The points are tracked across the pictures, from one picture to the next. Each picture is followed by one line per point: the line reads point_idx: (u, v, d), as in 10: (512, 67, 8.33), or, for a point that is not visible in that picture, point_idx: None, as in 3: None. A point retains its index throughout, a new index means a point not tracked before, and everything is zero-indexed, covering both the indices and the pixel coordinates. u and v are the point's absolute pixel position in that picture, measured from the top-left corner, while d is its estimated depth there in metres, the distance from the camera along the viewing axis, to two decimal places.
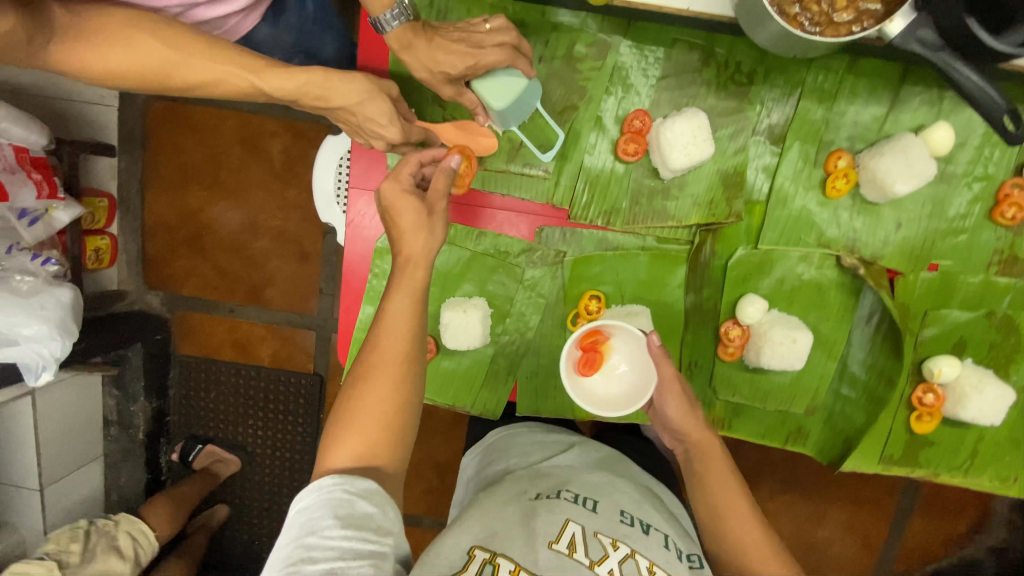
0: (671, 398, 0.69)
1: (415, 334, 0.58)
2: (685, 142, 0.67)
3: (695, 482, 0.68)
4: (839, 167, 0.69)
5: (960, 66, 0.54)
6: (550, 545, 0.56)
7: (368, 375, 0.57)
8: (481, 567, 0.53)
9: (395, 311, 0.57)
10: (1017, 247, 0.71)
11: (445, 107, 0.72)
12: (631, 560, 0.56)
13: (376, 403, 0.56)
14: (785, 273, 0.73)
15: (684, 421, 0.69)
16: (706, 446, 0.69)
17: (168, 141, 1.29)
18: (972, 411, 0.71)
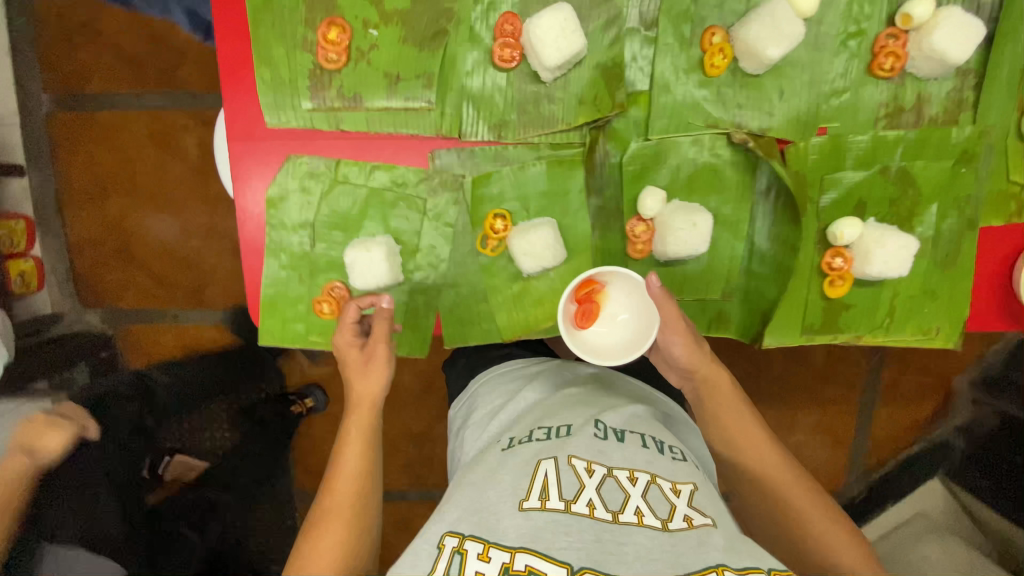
0: (677, 339, 0.74)
1: (361, 478, 0.69)
2: (555, 36, 0.66)
3: (708, 415, 0.77)
4: (714, 44, 0.69)
5: None
6: (521, 505, 0.55)
7: (330, 509, 0.67)
8: (450, 559, 0.51)
9: (344, 470, 0.69)
10: (901, 98, 0.72)
11: (313, 47, 0.70)
12: (609, 478, 0.56)
13: (327, 552, 0.64)
14: (680, 161, 0.73)
15: (692, 356, 0.75)
16: (712, 376, 0.77)
17: (81, 157, 1.25)
18: (878, 265, 0.73)
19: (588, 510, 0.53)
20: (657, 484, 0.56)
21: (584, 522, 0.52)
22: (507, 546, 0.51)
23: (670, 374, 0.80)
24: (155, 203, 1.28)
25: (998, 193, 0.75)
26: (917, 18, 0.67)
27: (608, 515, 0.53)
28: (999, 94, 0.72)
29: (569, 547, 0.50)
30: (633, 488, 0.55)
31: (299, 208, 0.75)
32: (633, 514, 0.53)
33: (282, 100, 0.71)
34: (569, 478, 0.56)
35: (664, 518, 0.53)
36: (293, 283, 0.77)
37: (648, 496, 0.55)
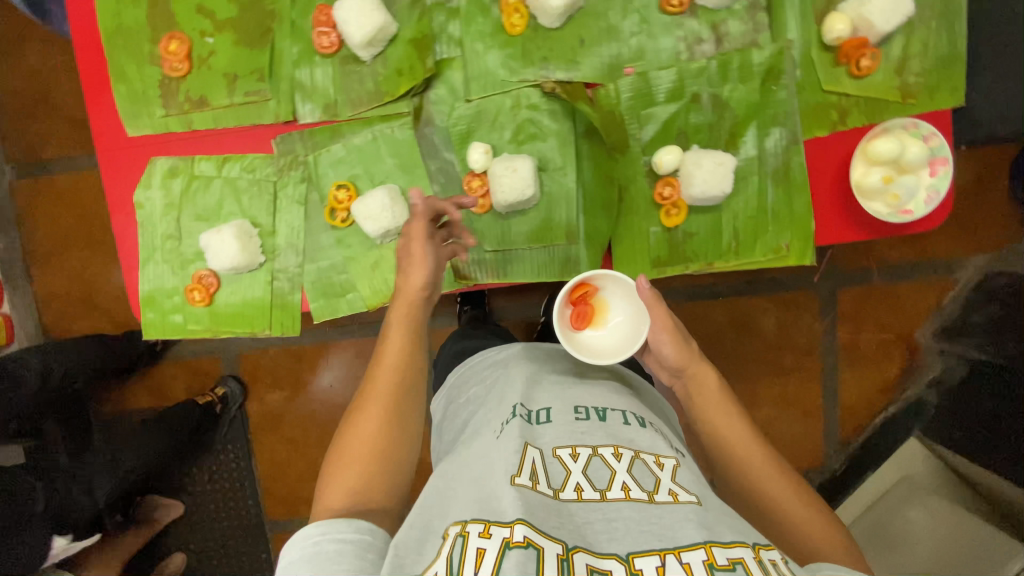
0: (664, 337, 0.74)
1: (404, 370, 0.69)
2: (355, 15, 0.74)
3: (697, 413, 0.72)
4: (511, 5, 0.76)
5: None
6: (513, 480, 0.58)
7: (367, 403, 0.67)
8: (453, 542, 0.53)
9: (392, 346, 0.70)
10: (696, 31, 0.77)
11: (162, 62, 0.80)
12: (595, 458, 0.63)
13: (364, 434, 0.65)
14: (503, 117, 0.79)
15: (679, 356, 0.73)
16: (703, 374, 0.73)
17: (47, 221, 1.48)
18: (698, 185, 0.75)
19: (576, 495, 0.59)
20: (641, 458, 0.63)
21: (574, 506, 0.58)
22: (507, 521, 0.53)
23: (660, 374, 0.78)
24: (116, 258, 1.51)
25: (817, 104, 0.77)
26: None
27: (597, 495, 0.59)
28: (791, 13, 0.76)
29: (560, 526, 0.54)
30: (619, 465, 0.62)
31: (164, 205, 0.82)
32: (619, 489, 0.59)
33: (140, 111, 0.81)
34: (556, 468, 0.62)
35: (650, 490, 0.59)
36: (168, 276, 0.83)
37: (633, 472, 0.61)
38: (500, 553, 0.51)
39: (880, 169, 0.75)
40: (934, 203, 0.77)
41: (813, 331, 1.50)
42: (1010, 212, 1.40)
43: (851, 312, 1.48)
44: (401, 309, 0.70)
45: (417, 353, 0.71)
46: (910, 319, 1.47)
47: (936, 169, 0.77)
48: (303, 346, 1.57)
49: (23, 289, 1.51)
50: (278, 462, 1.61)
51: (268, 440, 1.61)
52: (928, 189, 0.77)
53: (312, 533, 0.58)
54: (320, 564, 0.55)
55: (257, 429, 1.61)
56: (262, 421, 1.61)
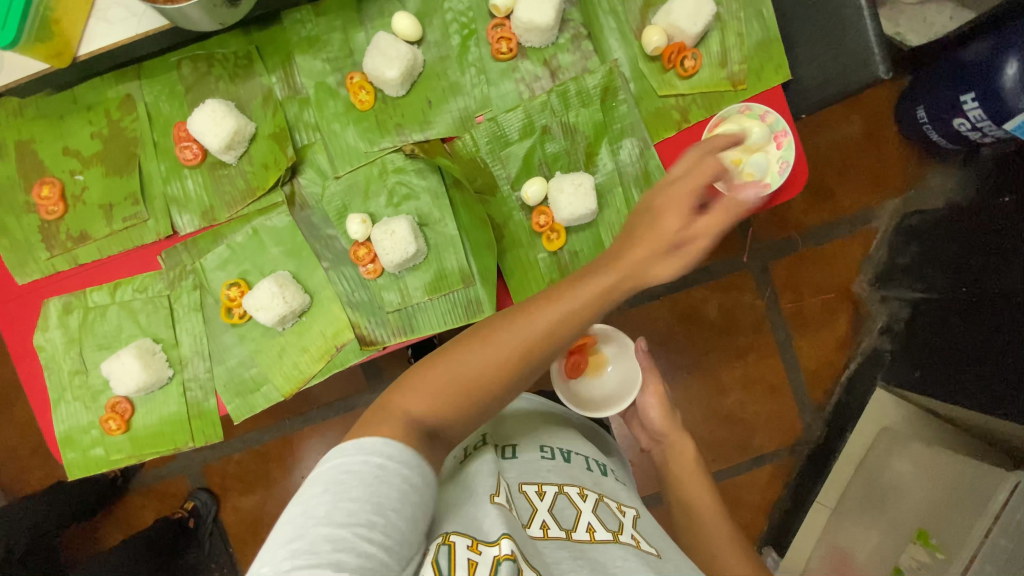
0: (652, 398, 0.90)
1: (559, 330, 0.60)
2: (209, 127, 0.77)
3: (672, 473, 0.86)
4: (355, 83, 0.81)
5: None
6: (491, 499, 0.58)
7: (503, 330, 0.60)
8: (438, 550, 0.51)
9: (574, 295, 0.60)
10: (531, 69, 0.82)
11: (37, 209, 0.82)
12: (561, 498, 0.64)
13: (478, 361, 0.59)
14: (372, 187, 0.83)
15: (664, 421, 0.89)
16: (681, 444, 0.88)
17: None
18: (566, 207, 0.79)
19: (543, 531, 0.58)
20: (604, 502, 0.66)
21: (544, 540, 0.57)
22: (494, 539, 0.51)
23: (645, 437, 0.93)
24: None
25: (657, 111, 0.83)
26: (503, 4, 0.80)
27: (563, 532, 0.59)
28: (611, 36, 0.83)
29: (537, 554, 0.53)
30: (583, 506, 0.63)
31: (64, 344, 0.83)
32: (586, 530, 0.60)
33: (25, 258, 0.82)
34: (523, 502, 0.62)
35: (615, 530, 0.61)
36: (81, 412, 0.83)
37: (597, 513, 0.63)
38: (490, 565, 0.49)
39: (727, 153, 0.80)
40: (787, 171, 0.82)
41: (756, 310, 1.53)
42: (902, 156, 1.48)
43: (789, 281, 1.52)
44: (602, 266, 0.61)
45: (592, 315, 0.61)
46: (844, 274, 1.52)
47: (780, 141, 0.82)
48: (267, 445, 1.55)
49: None
50: None
51: (249, 550, 1.57)
52: (778, 160, 0.82)
53: (392, 438, 0.53)
54: (377, 493, 0.49)
55: (237, 540, 1.56)
56: (240, 530, 1.56)
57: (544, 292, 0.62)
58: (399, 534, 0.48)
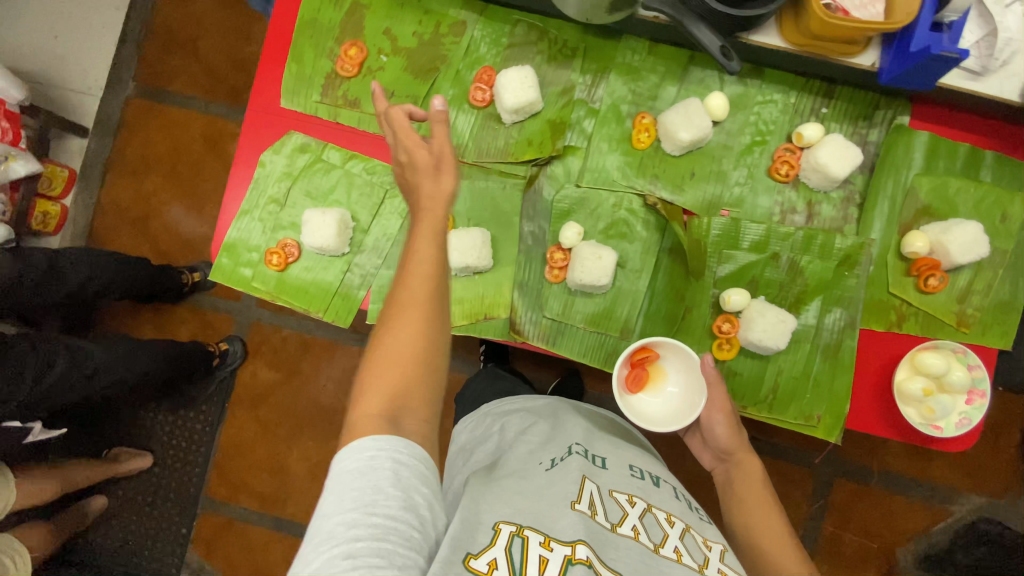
0: (718, 417, 0.78)
1: (435, 277, 0.58)
2: (514, 87, 0.83)
3: (735, 500, 0.74)
4: (643, 124, 0.86)
5: (698, 28, 0.72)
6: (573, 505, 0.60)
7: (400, 308, 0.57)
8: (510, 539, 0.55)
9: (421, 252, 0.59)
10: (794, 202, 0.85)
11: (333, 58, 0.89)
12: (649, 514, 0.63)
13: (400, 343, 0.55)
14: (601, 210, 0.87)
15: (730, 439, 0.77)
16: (748, 465, 0.75)
17: (140, 143, 1.64)
18: (757, 332, 0.80)
19: (633, 534, 0.59)
20: (692, 533, 0.63)
21: (629, 543, 0.58)
22: (568, 540, 0.55)
23: (705, 457, 0.82)
24: (182, 195, 1.64)
25: (878, 302, 0.84)
26: (807, 137, 0.83)
27: (651, 544, 0.59)
28: (880, 218, 0.85)
29: (618, 559, 0.55)
30: (673, 529, 0.62)
31: (281, 173, 0.89)
32: (674, 550, 0.58)
33: (298, 89, 0.88)
34: (613, 506, 0.62)
35: (703, 563, 0.59)
36: (255, 233, 0.88)
37: (684, 541, 0.61)
38: (563, 565, 0.52)
39: (922, 379, 0.80)
40: (964, 428, 0.81)
41: (799, 510, 1.47)
42: (1012, 465, 1.41)
43: (842, 506, 1.47)
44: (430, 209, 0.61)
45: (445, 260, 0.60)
46: (897, 532, 1.45)
47: (972, 398, 0.81)
48: (314, 339, 1.59)
49: (90, 190, 1.64)
50: (242, 438, 1.60)
51: (241, 414, 1.61)
52: (961, 413, 0.82)
53: (366, 441, 0.51)
54: (369, 480, 0.49)
55: (236, 401, 1.61)
56: (245, 395, 1.61)
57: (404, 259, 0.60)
58: (405, 503, 0.49)
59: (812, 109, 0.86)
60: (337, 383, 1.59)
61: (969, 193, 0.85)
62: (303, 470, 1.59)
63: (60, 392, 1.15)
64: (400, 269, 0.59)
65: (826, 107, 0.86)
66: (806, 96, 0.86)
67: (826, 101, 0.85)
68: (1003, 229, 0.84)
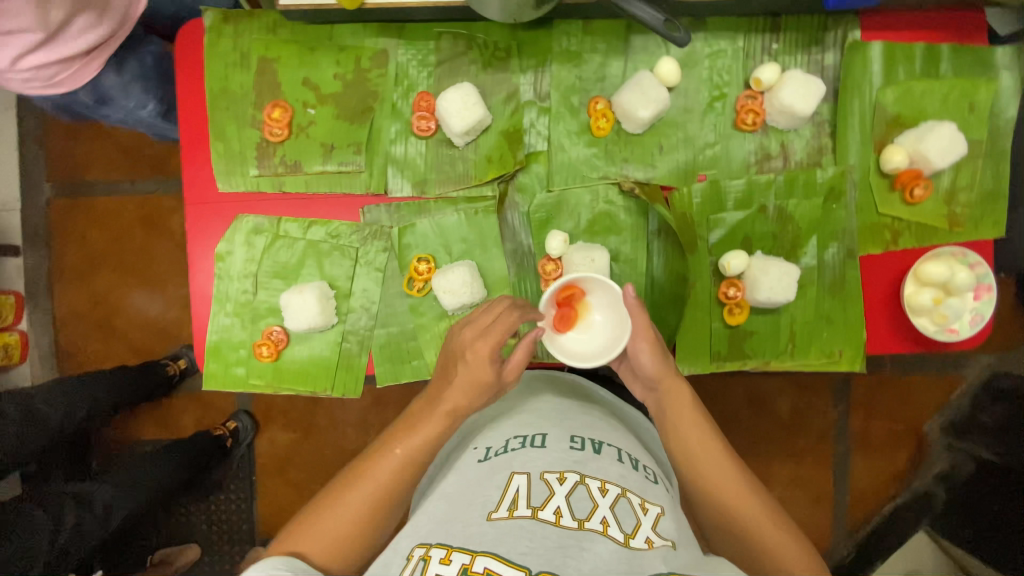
0: (644, 345, 0.71)
1: (406, 466, 0.65)
2: (458, 108, 0.78)
3: (670, 431, 0.69)
4: (598, 109, 0.82)
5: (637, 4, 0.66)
6: (490, 515, 0.57)
7: (353, 480, 0.65)
8: (414, 565, 0.53)
9: (404, 442, 0.65)
10: (767, 147, 0.83)
11: (259, 125, 0.82)
12: (580, 487, 0.59)
13: (345, 507, 0.63)
14: (579, 208, 0.83)
15: (657, 365, 0.71)
16: (676, 391, 0.70)
17: (78, 245, 1.54)
18: (765, 291, 0.79)
19: (553, 519, 0.56)
20: (626, 497, 0.59)
21: (547, 529, 0.55)
22: (471, 549, 0.53)
23: (639, 388, 0.76)
24: (139, 285, 1.55)
25: (872, 225, 0.84)
26: (766, 81, 0.80)
27: (573, 523, 0.56)
28: (854, 141, 0.83)
29: (529, 552, 0.52)
30: (602, 500, 0.58)
31: (244, 261, 0.83)
32: (598, 523, 0.56)
33: (232, 169, 0.82)
34: (540, 487, 0.59)
35: (628, 532, 0.55)
36: (236, 328, 0.84)
37: (615, 509, 0.58)
38: None
39: (931, 290, 0.81)
40: (978, 324, 0.83)
41: (827, 416, 1.48)
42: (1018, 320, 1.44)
43: (864, 401, 1.47)
44: (442, 407, 0.67)
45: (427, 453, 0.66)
46: (919, 411, 1.46)
47: (980, 293, 0.82)
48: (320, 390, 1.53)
49: (42, 308, 1.54)
50: (279, 506, 1.54)
51: (272, 484, 1.54)
52: (972, 311, 0.83)
53: (253, 565, 0.57)
54: None
55: (262, 471, 1.54)
56: (269, 463, 1.54)
57: (389, 436, 0.67)
58: None
59: (763, 48, 0.82)
60: (355, 426, 1.52)
61: (933, 93, 0.83)
62: None
63: (78, 547, 1.07)
64: (379, 445, 0.67)
65: (776, 42, 0.82)
66: (753, 36, 0.82)
67: (774, 36, 0.82)
68: (974, 119, 0.83)
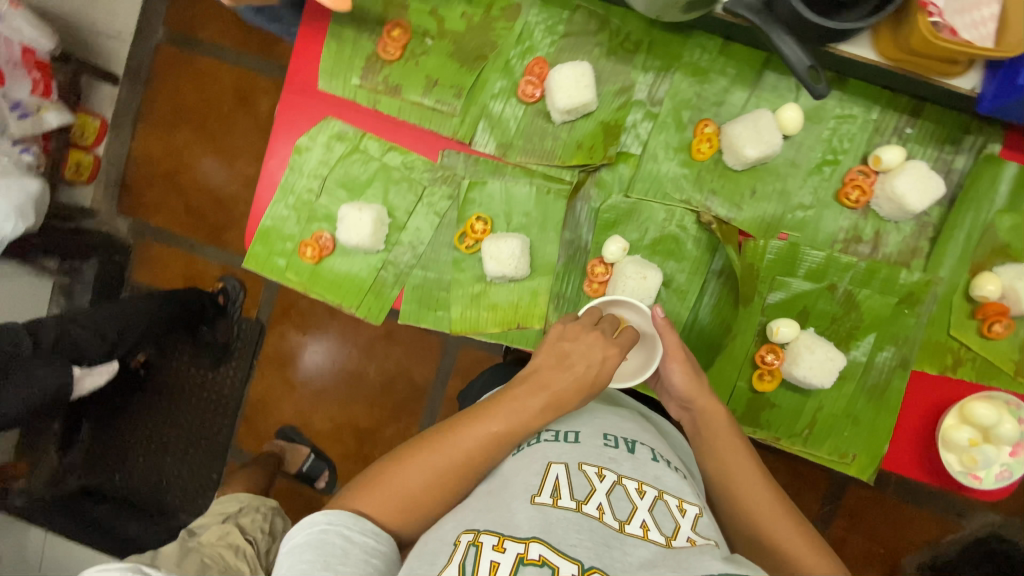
0: (675, 366, 0.71)
1: (486, 451, 0.63)
2: (569, 85, 0.77)
3: (704, 449, 0.69)
4: (705, 133, 0.79)
5: (785, 38, 0.62)
6: (532, 499, 0.57)
7: (427, 446, 0.64)
8: (466, 550, 0.53)
9: (483, 427, 0.64)
10: (860, 229, 0.79)
11: (375, 38, 0.83)
12: (618, 486, 0.59)
13: (413, 475, 0.62)
14: (650, 223, 0.82)
15: (690, 386, 0.71)
16: (709, 412, 0.70)
17: (170, 94, 1.59)
18: (803, 368, 0.77)
19: (597, 514, 0.55)
20: (663, 500, 0.59)
21: (593, 523, 0.54)
22: (522, 537, 0.52)
23: (670, 407, 0.76)
24: (212, 150, 1.60)
25: (936, 344, 0.80)
26: (885, 162, 0.76)
27: (615, 523, 0.55)
28: (952, 253, 0.78)
29: (578, 544, 0.52)
30: (640, 501, 0.58)
31: (318, 161, 0.85)
32: (639, 526, 0.55)
33: (336, 71, 0.83)
34: (580, 481, 0.59)
35: (668, 535, 0.55)
36: (290, 222, 0.86)
37: (653, 513, 0.57)
38: (515, 565, 0.50)
39: (970, 430, 0.77)
40: (1004, 480, 0.78)
41: (813, 510, 1.41)
42: None
43: (853, 509, 1.40)
44: (526, 394, 0.65)
45: (510, 439, 0.64)
46: (906, 540, 1.39)
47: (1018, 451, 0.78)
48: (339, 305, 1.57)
49: (122, 140, 1.62)
50: (268, 397, 1.57)
51: (268, 375, 1.57)
52: (1003, 465, 0.79)
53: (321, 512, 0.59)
54: (325, 550, 0.55)
55: (263, 360, 1.56)
56: (272, 355, 1.56)
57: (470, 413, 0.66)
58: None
59: (895, 128, 0.78)
60: (360, 351, 1.53)
61: None
62: (328, 433, 1.55)
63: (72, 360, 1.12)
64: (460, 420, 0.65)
65: (910, 127, 0.78)
66: (890, 112, 0.77)
67: (911, 120, 0.77)
68: None
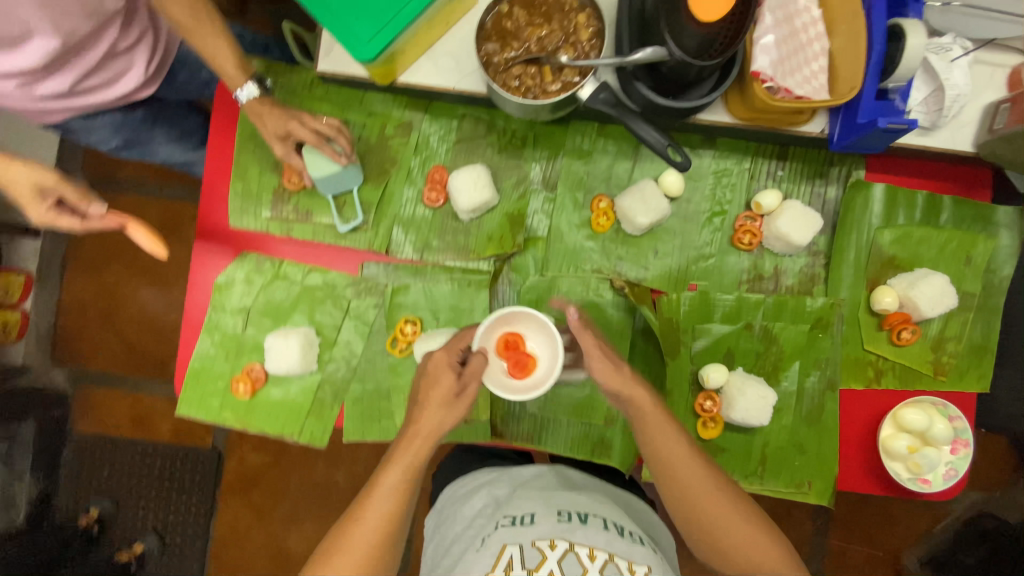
0: (595, 360, 0.69)
1: (390, 522, 0.64)
2: (468, 188, 0.82)
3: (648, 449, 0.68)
4: (600, 207, 0.84)
5: (640, 124, 0.69)
6: None
7: (340, 546, 0.63)
8: None
9: (375, 506, 0.64)
10: (760, 268, 0.85)
11: (279, 172, 0.86)
12: (569, 555, 0.59)
13: None
14: (570, 297, 0.85)
15: (611, 378, 0.68)
16: (638, 401, 0.68)
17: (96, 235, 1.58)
18: (740, 411, 0.80)
19: None
20: (614, 562, 0.60)
21: None
22: None
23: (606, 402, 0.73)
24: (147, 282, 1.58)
25: (856, 361, 0.84)
26: (766, 206, 0.83)
27: None
28: (848, 275, 0.84)
29: None
30: (591, 566, 0.59)
31: (241, 295, 0.86)
32: None
33: (246, 208, 0.86)
34: (532, 557, 0.60)
35: None
36: (219, 360, 0.85)
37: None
38: None
39: (906, 436, 0.81)
40: (951, 479, 0.81)
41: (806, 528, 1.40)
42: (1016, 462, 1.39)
43: (843, 518, 1.40)
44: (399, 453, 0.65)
45: (406, 504, 0.65)
46: (900, 538, 1.39)
47: (957, 447, 0.82)
48: None
49: (50, 289, 1.57)
50: (237, 527, 1.48)
51: (233, 503, 1.49)
52: (947, 464, 0.82)
53: None
54: None
55: (226, 487, 1.49)
56: (235, 480, 1.49)
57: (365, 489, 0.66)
58: None
59: (769, 173, 0.85)
60: (326, 458, 1.48)
61: (930, 242, 0.85)
62: (305, 551, 1.48)
63: None
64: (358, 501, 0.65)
65: (782, 169, 0.85)
66: (761, 159, 0.85)
67: (781, 163, 0.84)
68: (968, 273, 0.85)
